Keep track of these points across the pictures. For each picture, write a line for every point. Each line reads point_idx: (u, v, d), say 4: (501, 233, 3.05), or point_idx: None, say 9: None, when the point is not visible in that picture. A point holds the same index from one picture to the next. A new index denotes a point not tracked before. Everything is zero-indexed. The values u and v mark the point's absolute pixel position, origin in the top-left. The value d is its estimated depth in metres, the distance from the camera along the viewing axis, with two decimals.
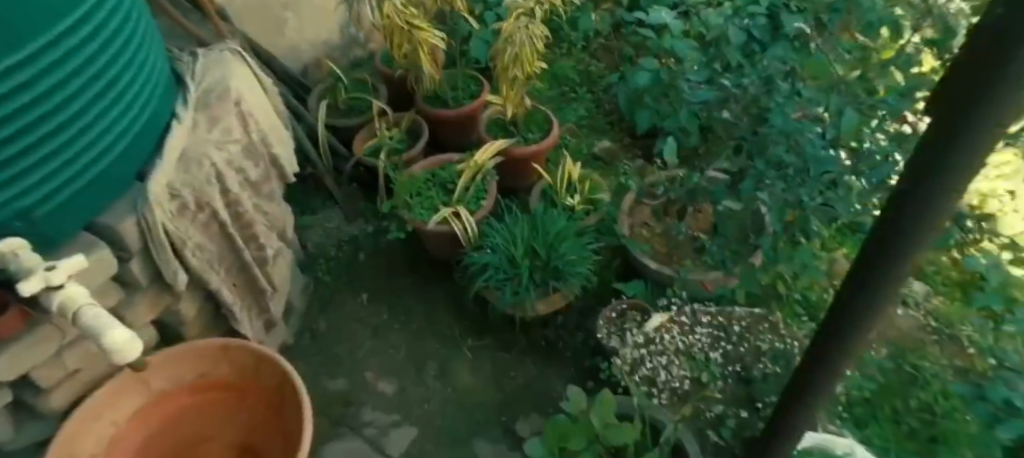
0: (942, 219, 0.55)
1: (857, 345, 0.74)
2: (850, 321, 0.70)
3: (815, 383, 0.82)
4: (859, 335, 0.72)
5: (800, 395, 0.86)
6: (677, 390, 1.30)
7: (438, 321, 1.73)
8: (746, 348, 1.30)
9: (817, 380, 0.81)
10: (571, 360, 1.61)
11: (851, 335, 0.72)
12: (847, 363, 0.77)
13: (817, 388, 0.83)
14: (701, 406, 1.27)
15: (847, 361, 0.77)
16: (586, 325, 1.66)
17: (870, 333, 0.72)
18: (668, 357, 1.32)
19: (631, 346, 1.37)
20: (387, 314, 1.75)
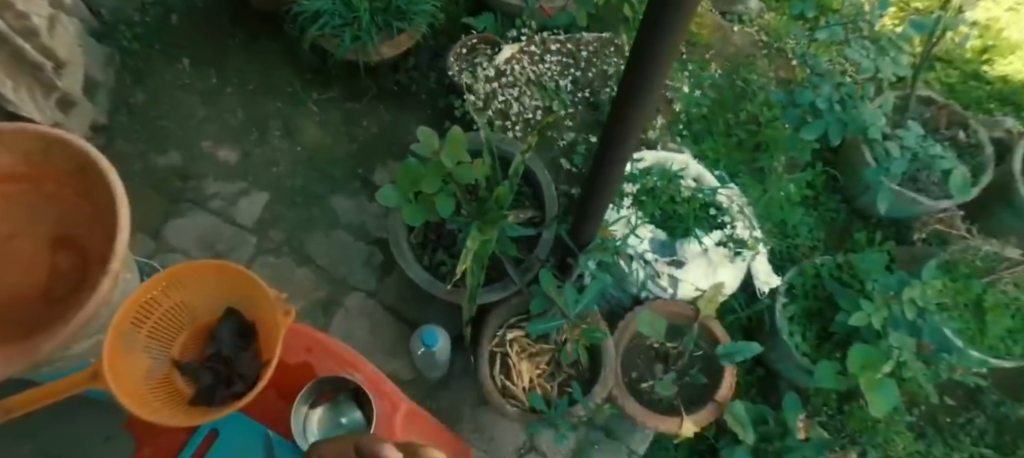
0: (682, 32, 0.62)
1: (643, 106, 0.78)
2: (635, 79, 0.71)
3: (620, 136, 0.86)
4: (647, 96, 0.75)
5: (607, 152, 0.92)
6: (528, 118, 1.60)
7: (354, 137, 1.71)
8: (589, 75, 1.66)
9: (617, 135, 0.86)
10: (425, 109, 1.74)
11: (643, 96, 0.75)
12: (642, 122, 0.82)
13: (624, 141, 0.87)
14: (559, 135, 1.61)
15: (640, 118, 0.81)
16: (439, 67, 1.78)
17: (657, 94, 0.75)
18: (520, 89, 1.61)
19: (483, 80, 1.61)
20: (292, 86, 1.77)
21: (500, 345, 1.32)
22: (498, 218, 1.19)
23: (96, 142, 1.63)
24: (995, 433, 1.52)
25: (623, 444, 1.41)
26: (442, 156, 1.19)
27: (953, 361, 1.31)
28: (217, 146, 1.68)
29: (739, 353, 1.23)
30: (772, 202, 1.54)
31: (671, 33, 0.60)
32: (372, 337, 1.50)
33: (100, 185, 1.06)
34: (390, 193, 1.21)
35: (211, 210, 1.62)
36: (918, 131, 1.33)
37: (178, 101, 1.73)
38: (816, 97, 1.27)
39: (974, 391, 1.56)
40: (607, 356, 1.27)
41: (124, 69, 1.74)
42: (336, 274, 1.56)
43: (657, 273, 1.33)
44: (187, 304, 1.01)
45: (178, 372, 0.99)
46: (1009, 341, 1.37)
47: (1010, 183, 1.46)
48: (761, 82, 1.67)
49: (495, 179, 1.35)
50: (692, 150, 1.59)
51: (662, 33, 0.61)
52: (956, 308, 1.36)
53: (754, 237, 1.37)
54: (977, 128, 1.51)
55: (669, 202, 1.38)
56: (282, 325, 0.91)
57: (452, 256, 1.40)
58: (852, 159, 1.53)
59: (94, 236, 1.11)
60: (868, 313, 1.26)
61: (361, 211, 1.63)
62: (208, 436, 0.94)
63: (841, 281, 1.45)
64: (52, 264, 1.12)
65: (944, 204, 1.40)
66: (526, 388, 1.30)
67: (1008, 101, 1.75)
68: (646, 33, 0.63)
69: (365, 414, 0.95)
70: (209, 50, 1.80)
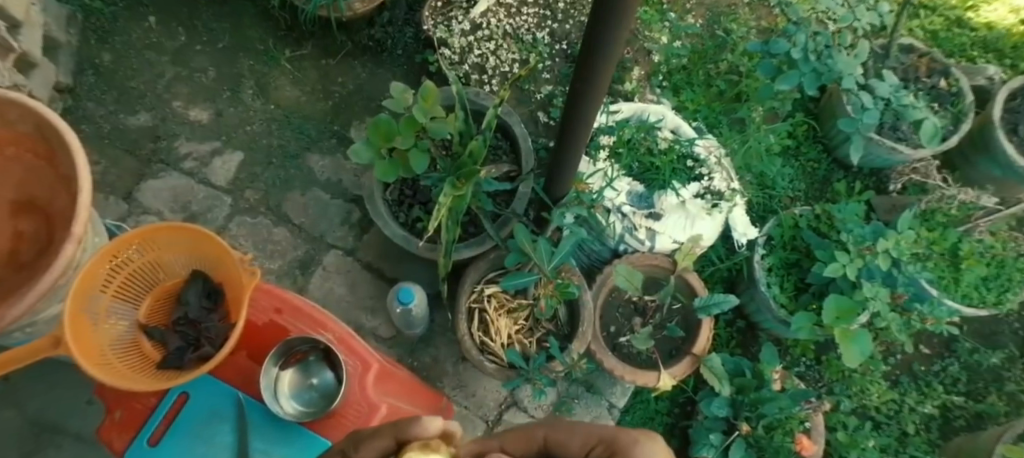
0: (629, 13, 0.60)
1: (611, 58, 0.71)
2: (599, 30, 0.64)
3: (586, 90, 0.80)
4: (612, 48, 0.68)
5: (575, 104, 0.85)
6: (505, 71, 1.58)
7: (329, 95, 1.67)
8: (567, 27, 1.63)
9: (584, 87, 0.79)
10: (399, 65, 1.69)
11: (606, 48, 0.68)
12: (609, 74, 0.76)
13: (593, 92, 0.80)
14: (537, 88, 1.59)
15: (607, 71, 0.74)
16: (415, 22, 1.71)
17: (621, 44, 0.67)
18: (497, 43, 1.59)
19: (458, 34, 1.58)
20: (264, 44, 1.70)
21: (478, 301, 1.29)
22: (471, 174, 1.10)
23: (62, 104, 1.58)
24: (969, 380, 1.54)
25: (603, 398, 1.42)
26: (413, 109, 1.15)
27: (923, 313, 1.34)
28: (189, 106, 1.64)
29: (716, 306, 1.22)
30: (751, 153, 1.52)
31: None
32: (352, 295, 1.50)
33: (59, 145, 0.99)
34: (362, 148, 1.16)
35: (185, 171, 1.59)
36: (892, 80, 1.31)
37: (147, 61, 1.67)
38: (792, 47, 1.23)
39: (950, 339, 1.58)
40: (584, 314, 1.24)
41: (88, 28, 1.67)
42: (313, 232, 1.55)
43: (635, 226, 1.31)
44: (154, 264, 0.98)
45: (146, 336, 0.97)
46: (981, 289, 1.39)
47: (990, 129, 1.46)
48: (742, 32, 1.65)
49: (469, 132, 1.25)
50: (671, 101, 1.58)
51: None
52: (931, 259, 1.37)
53: (732, 189, 1.36)
54: (959, 75, 1.50)
55: (646, 153, 1.38)
56: (248, 288, 0.89)
57: (429, 212, 1.38)
58: (832, 109, 1.52)
59: (57, 200, 1.03)
60: (844, 263, 1.26)
61: (339, 169, 1.60)
62: (178, 400, 0.90)
63: (818, 232, 1.44)
64: (15, 230, 1.05)
65: (921, 153, 1.40)
66: (504, 345, 1.27)
67: (991, 49, 1.73)
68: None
69: (336, 375, 0.96)
70: (178, 9, 1.72)
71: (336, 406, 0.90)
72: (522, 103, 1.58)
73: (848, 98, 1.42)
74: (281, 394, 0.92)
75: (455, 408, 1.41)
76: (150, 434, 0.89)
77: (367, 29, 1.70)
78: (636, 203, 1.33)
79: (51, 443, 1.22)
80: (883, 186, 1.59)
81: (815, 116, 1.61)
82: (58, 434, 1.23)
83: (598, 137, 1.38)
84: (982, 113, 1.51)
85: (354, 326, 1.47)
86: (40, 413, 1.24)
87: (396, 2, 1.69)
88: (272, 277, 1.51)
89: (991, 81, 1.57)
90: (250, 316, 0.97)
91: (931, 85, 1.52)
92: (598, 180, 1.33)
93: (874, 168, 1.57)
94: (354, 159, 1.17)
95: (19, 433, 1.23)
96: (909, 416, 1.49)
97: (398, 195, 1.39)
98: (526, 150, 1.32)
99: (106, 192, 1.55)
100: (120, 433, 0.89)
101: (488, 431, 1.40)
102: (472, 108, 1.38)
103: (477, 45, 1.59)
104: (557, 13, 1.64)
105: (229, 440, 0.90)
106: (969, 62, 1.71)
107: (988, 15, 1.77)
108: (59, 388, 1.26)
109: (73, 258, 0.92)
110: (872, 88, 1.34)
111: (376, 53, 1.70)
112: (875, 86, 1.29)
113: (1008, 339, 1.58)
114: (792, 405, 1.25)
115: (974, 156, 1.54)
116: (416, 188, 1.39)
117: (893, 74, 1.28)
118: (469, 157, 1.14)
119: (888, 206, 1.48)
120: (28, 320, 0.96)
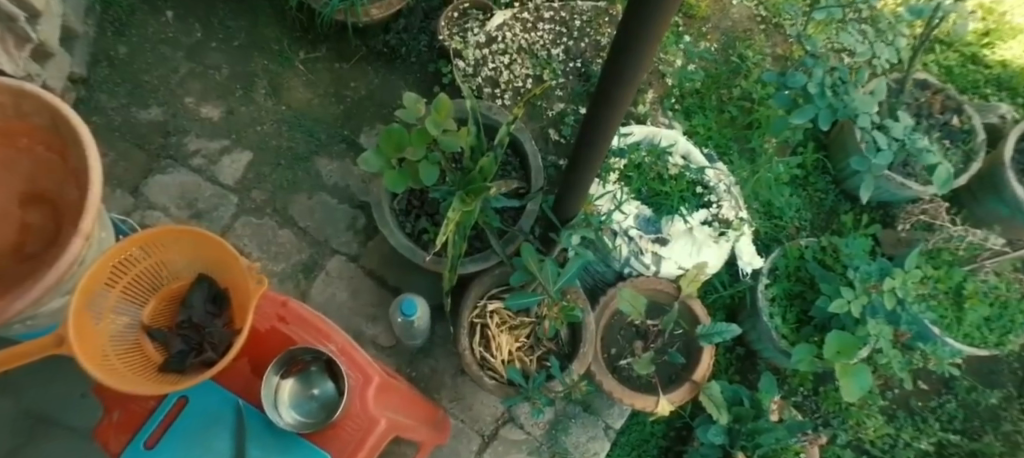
0: (658, 38, 0.60)
1: (628, 88, 0.72)
2: (622, 59, 0.65)
3: (604, 113, 0.80)
4: (632, 76, 0.69)
5: (589, 131, 0.86)
6: (518, 86, 1.59)
7: (341, 99, 1.67)
8: (583, 45, 1.63)
9: (601, 111, 0.79)
10: (412, 73, 1.69)
11: (626, 78, 0.69)
12: (626, 103, 0.77)
13: (608, 121, 0.81)
14: (549, 105, 1.60)
15: (623, 101, 0.76)
16: (430, 30, 1.71)
17: (644, 72, 0.67)
18: (511, 57, 1.60)
19: (473, 46, 1.59)
20: (279, 44, 1.71)
21: (480, 316, 1.29)
22: (481, 191, 1.07)
23: (76, 94, 1.58)
24: (965, 418, 1.54)
25: (600, 418, 1.43)
26: (427, 122, 1.13)
27: (926, 352, 1.37)
28: (201, 103, 1.64)
29: (718, 335, 1.21)
30: (760, 182, 1.52)
31: (658, 18, 0.55)
32: (353, 301, 1.50)
33: (71, 137, 0.98)
34: (371, 156, 1.14)
35: (193, 168, 1.59)
36: (907, 121, 1.30)
37: (162, 55, 1.67)
38: (808, 81, 1.23)
39: (947, 376, 1.58)
40: (587, 334, 1.24)
41: (106, 20, 1.68)
42: (318, 236, 1.55)
43: (641, 250, 1.30)
44: (162, 266, 0.99)
45: (149, 338, 0.97)
46: (983, 329, 1.38)
47: (1000, 169, 1.46)
48: (757, 58, 1.65)
49: (480, 147, 1.23)
50: (683, 124, 1.59)
51: (646, 15, 0.55)
52: (935, 297, 1.39)
53: (740, 218, 1.35)
54: (972, 113, 1.51)
55: (655, 179, 1.40)
56: (253, 296, 0.89)
57: (435, 224, 1.38)
58: (842, 142, 1.54)
59: (67, 192, 1.03)
60: (850, 299, 1.26)
61: (346, 174, 1.60)
62: (177, 404, 0.90)
63: (823, 265, 1.46)
64: (22, 222, 1.04)
65: (928, 190, 1.42)
66: (505, 361, 1.26)
67: (1004, 87, 1.74)
68: (632, 18, 0.57)
69: (337, 386, 0.95)
70: (196, 5, 1.72)
71: (336, 417, 0.91)
72: (535, 117, 1.59)
73: (862, 134, 1.43)
74: (280, 403, 0.92)
75: (452, 421, 1.41)
76: (146, 437, 0.88)
77: (382, 35, 1.70)
78: (643, 228, 1.34)
79: (44, 434, 1.22)
80: (889, 220, 1.59)
81: (826, 148, 1.62)
82: (53, 425, 1.22)
83: (608, 160, 1.38)
84: (993, 153, 1.52)
85: (354, 333, 1.47)
86: (38, 406, 1.24)
87: (413, 10, 1.70)
88: (274, 279, 1.51)
89: (1002, 120, 1.57)
90: (253, 323, 0.98)
91: (943, 121, 1.52)
92: (608, 205, 1.33)
93: (882, 201, 1.58)
94: (361, 166, 1.14)
95: (14, 425, 1.23)
96: (904, 451, 1.48)
97: (403, 208, 1.39)
98: (533, 172, 1.35)
99: (113, 185, 1.55)
100: (117, 434, 0.89)
101: (482, 446, 1.40)
102: (486, 122, 1.39)
103: (493, 57, 1.60)
104: (573, 28, 1.64)
105: (226, 445, 0.89)
106: (981, 100, 1.72)
107: (1005, 49, 1.77)
108: (58, 383, 1.26)
109: (79, 255, 0.91)
110: (885, 125, 1.34)
111: (389, 56, 1.71)
112: (890, 126, 1.29)
113: (1007, 379, 1.58)
114: (789, 437, 1.25)
115: (983, 195, 1.54)
116: (423, 202, 1.40)
117: (909, 116, 1.29)
118: (478, 172, 1.10)
119: (893, 240, 1.49)
120: (30, 314, 0.95)
